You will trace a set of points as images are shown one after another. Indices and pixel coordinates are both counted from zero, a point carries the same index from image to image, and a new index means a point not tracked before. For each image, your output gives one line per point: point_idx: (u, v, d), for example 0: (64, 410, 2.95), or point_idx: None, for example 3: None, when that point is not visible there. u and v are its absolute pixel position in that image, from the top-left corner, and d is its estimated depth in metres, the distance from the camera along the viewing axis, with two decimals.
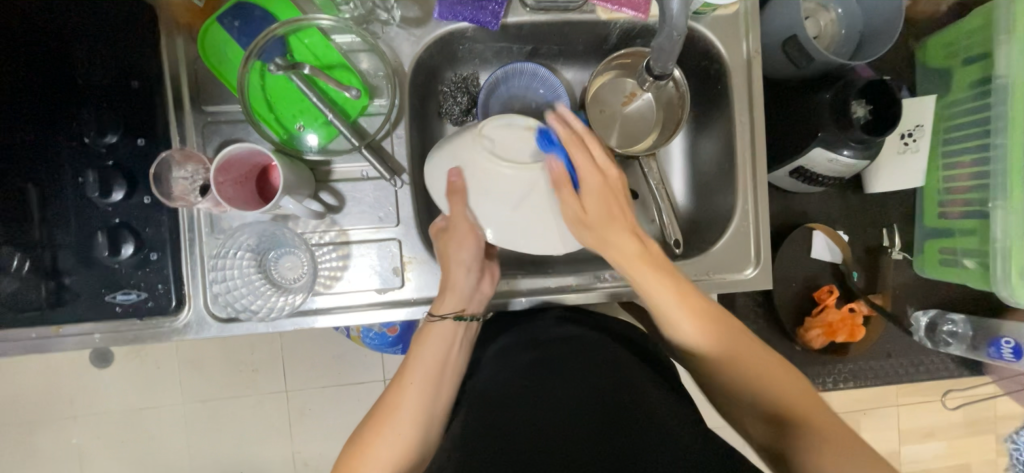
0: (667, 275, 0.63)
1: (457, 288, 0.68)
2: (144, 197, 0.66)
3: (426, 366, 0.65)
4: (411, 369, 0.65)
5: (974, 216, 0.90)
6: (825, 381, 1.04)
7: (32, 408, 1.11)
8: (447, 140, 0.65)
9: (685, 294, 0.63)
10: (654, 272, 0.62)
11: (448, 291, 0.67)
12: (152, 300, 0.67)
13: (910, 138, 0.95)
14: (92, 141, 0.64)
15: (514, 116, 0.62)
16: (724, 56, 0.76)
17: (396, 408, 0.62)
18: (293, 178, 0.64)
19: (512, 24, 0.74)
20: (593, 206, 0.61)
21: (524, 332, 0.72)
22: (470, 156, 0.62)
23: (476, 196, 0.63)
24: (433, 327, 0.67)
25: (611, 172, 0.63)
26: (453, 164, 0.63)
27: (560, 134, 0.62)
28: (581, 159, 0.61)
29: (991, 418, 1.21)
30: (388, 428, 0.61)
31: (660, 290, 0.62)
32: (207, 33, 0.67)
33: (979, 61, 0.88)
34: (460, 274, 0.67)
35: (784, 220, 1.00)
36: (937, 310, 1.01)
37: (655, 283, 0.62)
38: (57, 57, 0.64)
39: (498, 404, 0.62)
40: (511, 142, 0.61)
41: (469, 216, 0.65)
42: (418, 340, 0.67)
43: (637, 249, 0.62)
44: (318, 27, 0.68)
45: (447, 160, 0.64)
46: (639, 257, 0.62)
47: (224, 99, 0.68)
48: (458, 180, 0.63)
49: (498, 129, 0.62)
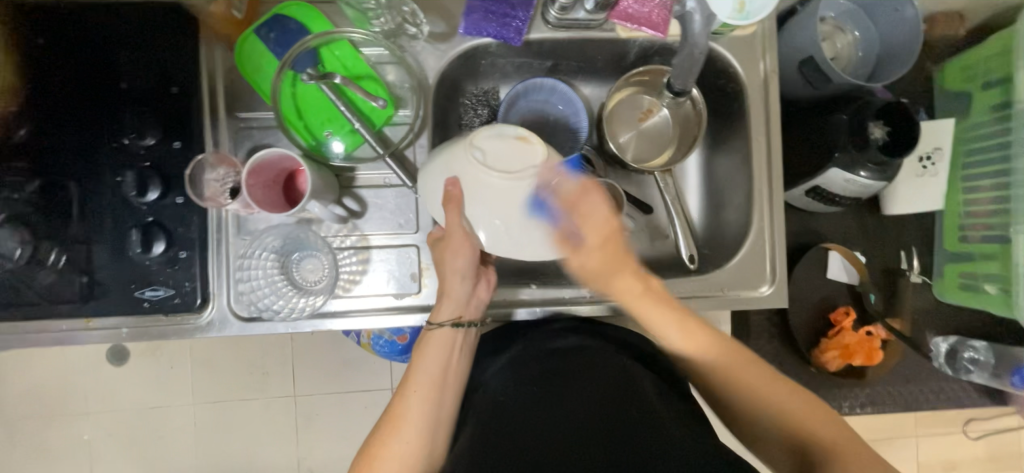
0: (667, 311, 0.65)
1: (453, 294, 0.67)
2: (177, 197, 0.68)
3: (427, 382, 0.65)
4: (410, 386, 0.64)
5: (994, 240, 0.90)
6: (840, 406, 1.01)
7: (48, 403, 1.13)
8: (444, 150, 0.59)
9: (682, 318, 0.65)
10: (656, 307, 0.65)
11: (444, 298, 0.67)
12: (178, 297, 0.69)
13: (929, 161, 0.94)
14: (131, 143, 0.67)
15: (505, 124, 0.56)
16: (742, 76, 0.77)
17: (399, 428, 0.62)
18: (321, 183, 0.67)
19: (535, 40, 0.77)
20: (592, 260, 0.63)
21: (530, 338, 0.71)
22: (459, 168, 0.56)
23: (472, 209, 0.57)
24: (432, 336, 0.66)
25: (609, 226, 0.63)
26: (444, 174, 0.58)
27: (559, 204, 0.57)
28: (583, 220, 0.60)
29: (1014, 452, 1.17)
30: (394, 445, 0.62)
31: (661, 319, 0.65)
32: (245, 46, 0.71)
33: (999, 85, 0.89)
34: (456, 282, 0.66)
35: (799, 240, 1.00)
36: (957, 336, 0.99)
37: (659, 316, 0.65)
38: (102, 63, 0.68)
39: (500, 419, 0.61)
40: (503, 154, 0.55)
41: (463, 225, 0.59)
42: (418, 353, 0.66)
43: (635, 293, 0.65)
44: (349, 40, 0.71)
45: (438, 170, 0.58)
46: (642, 294, 0.65)
47: (256, 106, 0.73)
48: (454, 190, 0.56)
49: (489, 138, 0.56)
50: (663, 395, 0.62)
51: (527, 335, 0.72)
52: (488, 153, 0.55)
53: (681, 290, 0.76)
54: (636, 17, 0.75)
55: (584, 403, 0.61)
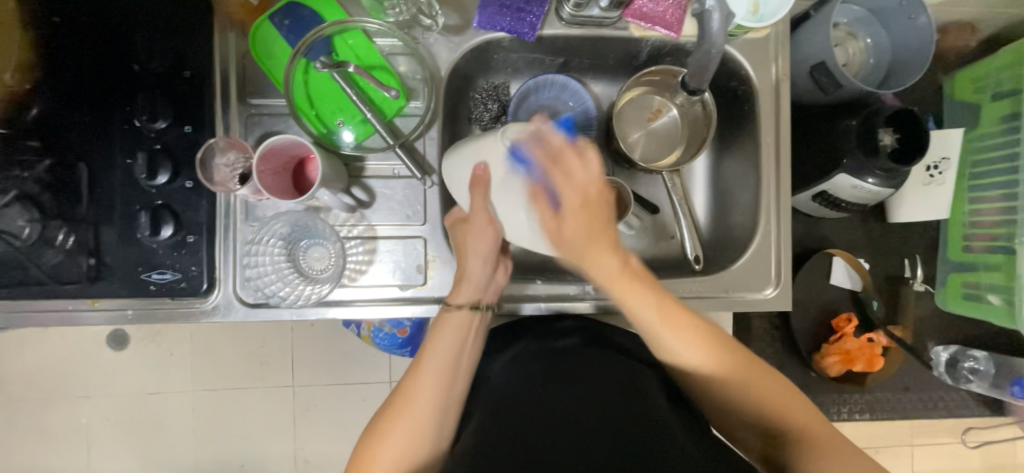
0: (647, 292, 0.59)
1: (473, 277, 0.68)
2: (187, 181, 0.69)
3: (436, 370, 0.63)
4: (418, 374, 0.63)
5: (999, 251, 0.90)
6: (838, 412, 1.02)
7: (47, 386, 1.13)
8: (476, 135, 0.60)
9: (662, 300, 0.59)
10: (639, 292, 0.58)
11: (463, 281, 0.68)
12: (184, 281, 0.70)
13: (936, 171, 0.95)
14: (143, 125, 0.67)
15: (539, 120, 0.55)
16: (753, 79, 0.77)
17: (404, 417, 0.61)
18: (331, 172, 0.67)
19: (548, 36, 0.77)
20: (570, 230, 0.54)
21: (539, 339, 0.71)
22: (490, 155, 0.56)
23: (497, 196, 0.57)
24: (446, 320, 0.67)
25: (593, 191, 0.54)
26: (473, 159, 0.58)
27: (536, 155, 0.53)
28: (558, 179, 0.53)
29: (1009, 464, 1.18)
30: (397, 434, 0.60)
31: (642, 304, 0.59)
32: (259, 31, 0.71)
33: (1010, 96, 0.89)
34: (476, 263, 0.68)
35: (803, 245, 1.00)
36: (958, 346, 1.00)
37: (643, 301, 0.59)
38: (114, 46, 0.68)
39: (512, 410, 0.60)
40: (534, 148, 0.53)
41: (487, 210, 0.60)
42: (429, 341, 0.66)
43: (611, 270, 0.57)
44: (363, 29, 0.71)
45: (469, 153, 0.59)
46: (628, 271, 0.58)
47: (270, 93, 0.73)
48: (481, 175, 0.57)
49: (524, 131, 0.55)
50: (671, 400, 0.63)
51: (529, 335, 0.73)
52: (517, 146, 0.54)
53: (686, 290, 0.76)
54: (650, 16, 0.75)
55: (595, 404, 0.59)
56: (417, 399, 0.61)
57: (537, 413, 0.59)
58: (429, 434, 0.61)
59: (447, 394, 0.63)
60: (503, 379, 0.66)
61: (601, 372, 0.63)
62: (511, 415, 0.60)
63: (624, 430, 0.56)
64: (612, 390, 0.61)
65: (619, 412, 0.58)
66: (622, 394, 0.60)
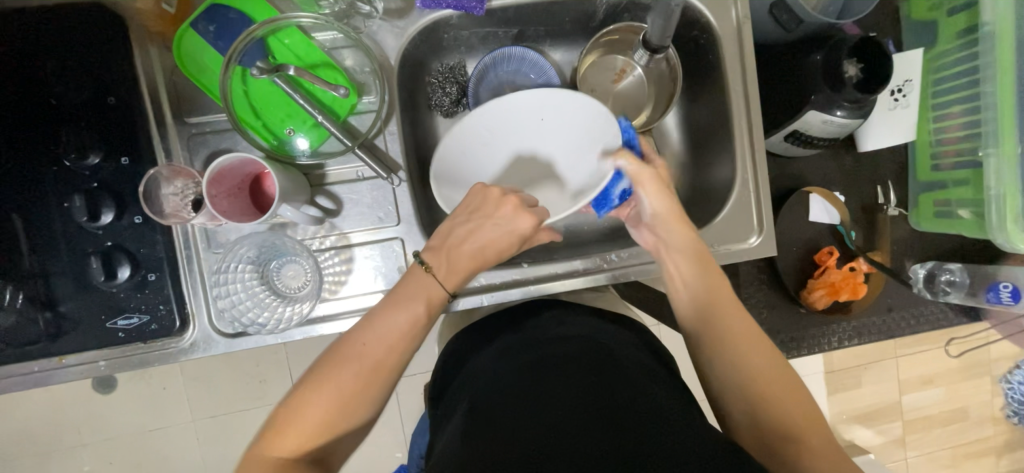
0: (707, 274, 0.62)
1: (457, 270, 0.60)
2: (135, 216, 0.64)
3: (385, 339, 0.54)
4: (364, 336, 0.54)
5: (966, 166, 0.92)
6: (831, 341, 1.04)
7: (36, 441, 1.09)
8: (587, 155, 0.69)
9: (712, 268, 0.63)
10: (697, 267, 0.62)
11: (441, 251, 0.60)
12: (154, 322, 0.66)
13: (901, 94, 0.96)
14: (73, 164, 0.62)
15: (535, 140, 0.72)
16: (714, 25, 0.75)
17: (337, 374, 0.52)
18: (288, 184, 0.63)
19: (497, 8, 0.72)
20: (666, 234, 0.64)
21: (515, 341, 0.67)
22: (541, 124, 0.70)
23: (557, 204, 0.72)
24: (412, 284, 0.58)
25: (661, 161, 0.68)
26: (534, 111, 0.70)
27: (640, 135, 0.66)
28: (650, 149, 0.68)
29: (985, 360, 1.26)
30: (321, 397, 0.51)
31: (687, 266, 0.63)
32: (181, 41, 0.64)
33: (965, 10, 0.88)
34: (471, 248, 0.60)
35: (780, 186, 1.01)
36: (935, 261, 1.03)
37: (691, 270, 0.62)
38: (25, 79, 0.61)
39: (499, 408, 0.55)
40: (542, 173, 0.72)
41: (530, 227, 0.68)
42: (385, 305, 0.56)
43: (691, 251, 0.63)
44: (298, 25, 0.66)
45: (529, 103, 0.69)
46: (700, 255, 0.63)
47: (209, 109, 0.66)
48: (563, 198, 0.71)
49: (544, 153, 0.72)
50: (661, 374, 0.60)
51: (519, 323, 0.71)
52: (577, 137, 0.70)
53: None
54: None
55: (583, 381, 0.56)
56: (359, 360, 0.53)
57: (531, 400, 0.55)
58: (362, 407, 0.52)
59: (395, 366, 0.54)
60: (491, 373, 0.62)
61: (585, 355, 0.60)
62: (506, 411, 0.54)
63: (613, 402, 0.53)
64: (596, 369, 0.58)
65: (607, 393, 0.54)
66: (610, 369, 0.58)
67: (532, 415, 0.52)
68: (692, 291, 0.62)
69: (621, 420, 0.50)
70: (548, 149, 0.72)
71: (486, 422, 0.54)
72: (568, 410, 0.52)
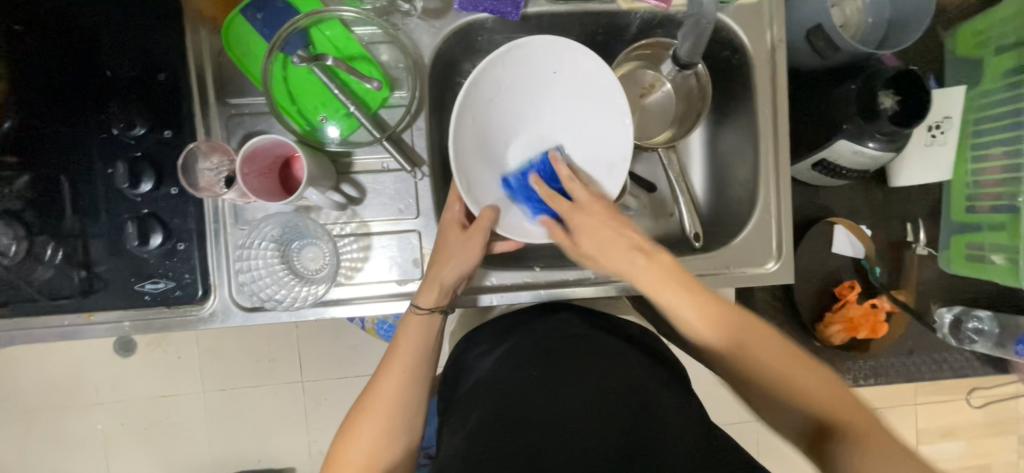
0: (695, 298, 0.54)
1: (442, 282, 0.65)
2: (171, 188, 0.68)
3: (392, 386, 0.60)
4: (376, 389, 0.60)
5: (1003, 210, 0.88)
6: (843, 378, 1.02)
7: (56, 396, 1.14)
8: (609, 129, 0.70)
9: (698, 295, 0.54)
10: (684, 294, 0.54)
11: (433, 282, 0.64)
12: (179, 289, 0.69)
13: (938, 130, 0.93)
14: (120, 133, 0.66)
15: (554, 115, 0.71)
16: (748, 46, 0.75)
17: (359, 429, 0.58)
18: (316, 169, 0.65)
19: (533, 15, 0.73)
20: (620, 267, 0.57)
21: (515, 342, 0.67)
22: (553, 78, 0.70)
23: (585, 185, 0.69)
24: (411, 328, 0.63)
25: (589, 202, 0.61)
26: (548, 61, 0.68)
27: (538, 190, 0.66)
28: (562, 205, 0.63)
29: (1012, 417, 1.20)
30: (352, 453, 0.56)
31: (675, 298, 0.54)
32: (232, 26, 0.68)
33: (1014, 49, 0.86)
34: (449, 267, 0.65)
35: (805, 215, 0.99)
36: (961, 306, 0.99)
37: (681, 297, 0.54)
38: (84, 52, 0.65)
39: (512, 409, 0.54)
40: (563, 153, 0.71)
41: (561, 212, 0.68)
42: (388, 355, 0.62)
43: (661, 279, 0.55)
44: (340, 18, 0.69)
45: (543, 54, 0.67)
46: (683, 275, 0.55)
47: (249, 90, 0.70)
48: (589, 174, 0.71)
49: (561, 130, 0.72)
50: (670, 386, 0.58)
51: (527, 326, 0.71)
52: (588, 113, 0.70)
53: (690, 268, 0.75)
54: None
55: (591, 390, 0.54)
56: (384, 400, 0.59)
57: (531, 405, 0.54)
58: (396, 440, 0.58)
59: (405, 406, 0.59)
60: (496, 375, 0.62)
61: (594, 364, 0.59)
62: (512, 417, 0.53)
63: (625, 414, 0.51)
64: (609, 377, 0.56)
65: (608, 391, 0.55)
66: (617, 371, 0.58)
67: (541, 426, 0.52)
68: (700, 330, 0.54)
69: (622, 425, 0.50)
70: (554, 106, 0.71)
71: (493, 420, 0.54)
72: (570, 410, 0.53)
